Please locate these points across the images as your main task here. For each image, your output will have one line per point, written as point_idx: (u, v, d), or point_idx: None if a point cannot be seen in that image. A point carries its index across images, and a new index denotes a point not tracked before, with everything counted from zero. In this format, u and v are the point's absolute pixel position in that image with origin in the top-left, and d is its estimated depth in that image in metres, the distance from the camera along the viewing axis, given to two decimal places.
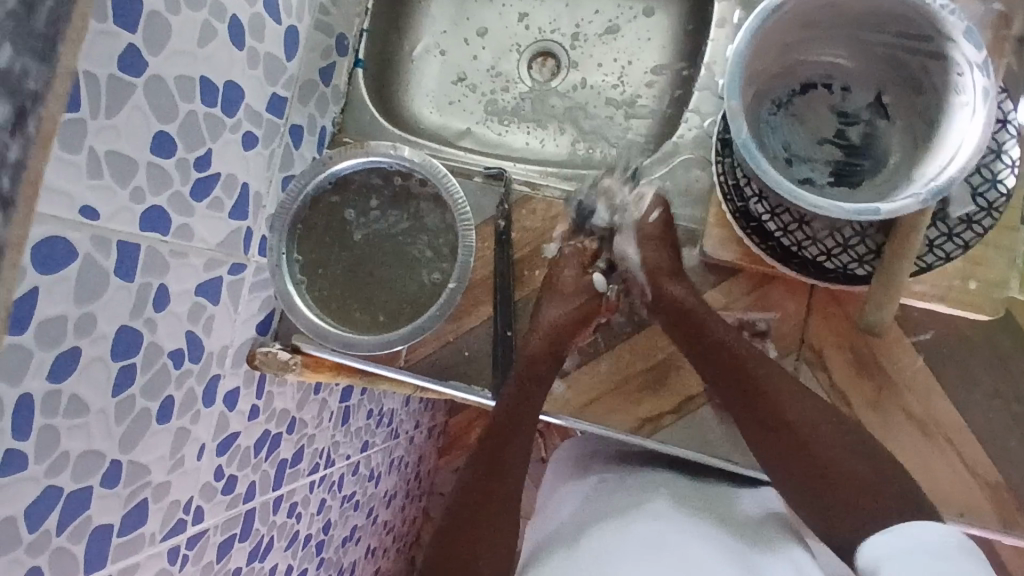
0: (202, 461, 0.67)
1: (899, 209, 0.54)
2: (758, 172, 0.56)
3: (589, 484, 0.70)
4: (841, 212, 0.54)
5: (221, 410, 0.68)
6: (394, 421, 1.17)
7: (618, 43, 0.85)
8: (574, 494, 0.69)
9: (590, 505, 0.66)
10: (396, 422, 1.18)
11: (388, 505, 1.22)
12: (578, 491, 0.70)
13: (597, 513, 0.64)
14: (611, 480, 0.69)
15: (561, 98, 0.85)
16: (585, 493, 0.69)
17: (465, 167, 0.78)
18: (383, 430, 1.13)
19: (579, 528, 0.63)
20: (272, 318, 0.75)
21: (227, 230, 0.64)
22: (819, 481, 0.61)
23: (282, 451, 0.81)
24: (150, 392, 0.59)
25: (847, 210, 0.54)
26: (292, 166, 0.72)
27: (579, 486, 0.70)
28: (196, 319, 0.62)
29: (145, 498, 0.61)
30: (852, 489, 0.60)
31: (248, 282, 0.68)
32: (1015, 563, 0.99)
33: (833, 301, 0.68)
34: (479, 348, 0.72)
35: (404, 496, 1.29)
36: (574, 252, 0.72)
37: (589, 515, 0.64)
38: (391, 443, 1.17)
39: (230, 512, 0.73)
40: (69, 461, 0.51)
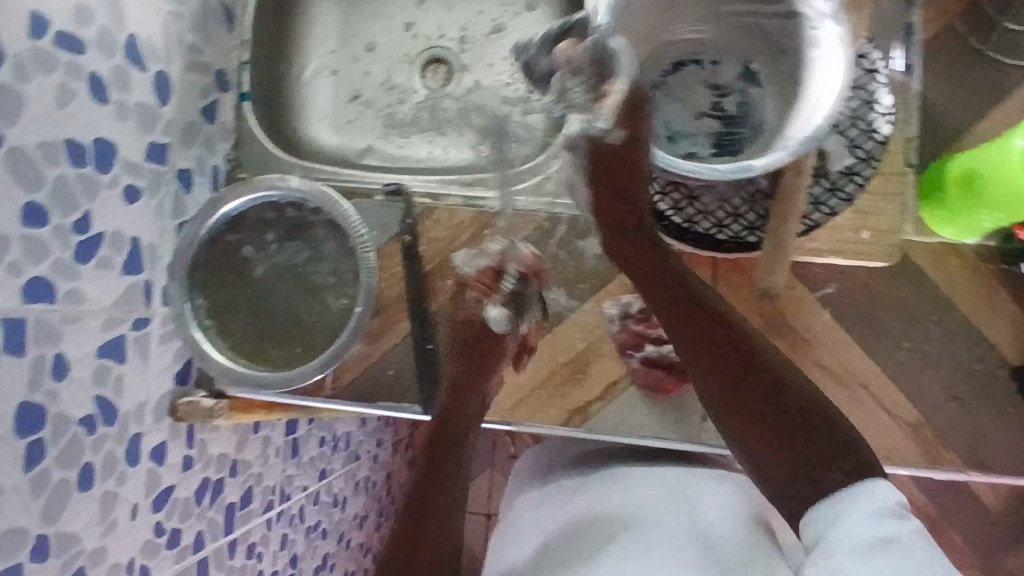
0: (137, 520, 0.66)
1: (771, 164, 0.56)
2: None
3: (534, 517, 0.68)
4: (716, 173, 0.56)
5: (149, 466, 0.68)
6: (352, 443, 1.17)
7: (504, 41, 0.85)
8: (520, 525, 0.69)
9: (550, 535, 0.65)
10: (354, 444, 1.18)
11: (361, 526, 1.22)
12: (522, 524, 0.69)
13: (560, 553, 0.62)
14: (550, 498, 0.69)
15: (455, 103, 0.85)
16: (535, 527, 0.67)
17: (366, 184, 0.78)
18: (341, 454, 1.13)
19: (547, 565, 0.62)
20: (191, 365, 0.74)
21: (121, 287, 0.63)
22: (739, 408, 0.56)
23: (228, 495, 0.81)
24: (65, 462, 0.58)
25: (722, 170, 0.56)
26: (186, 212, 0.72)
27: (532, 498, 0.71)
28: (103, 381, 0.61)
29: (81, 566, 0.60)
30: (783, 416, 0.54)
31: (156, 334, 0.68)
32: (982, 492, 1.02)
33: (737, 270, 0.69)
34: (404, 366, 0.72)
35: (376, 516, 1.29)
36: (474, 279, 0.72)
37: (551, 550, 0.63)
38: (352, 466, 1.17)
39: (179, 566, 0.73)
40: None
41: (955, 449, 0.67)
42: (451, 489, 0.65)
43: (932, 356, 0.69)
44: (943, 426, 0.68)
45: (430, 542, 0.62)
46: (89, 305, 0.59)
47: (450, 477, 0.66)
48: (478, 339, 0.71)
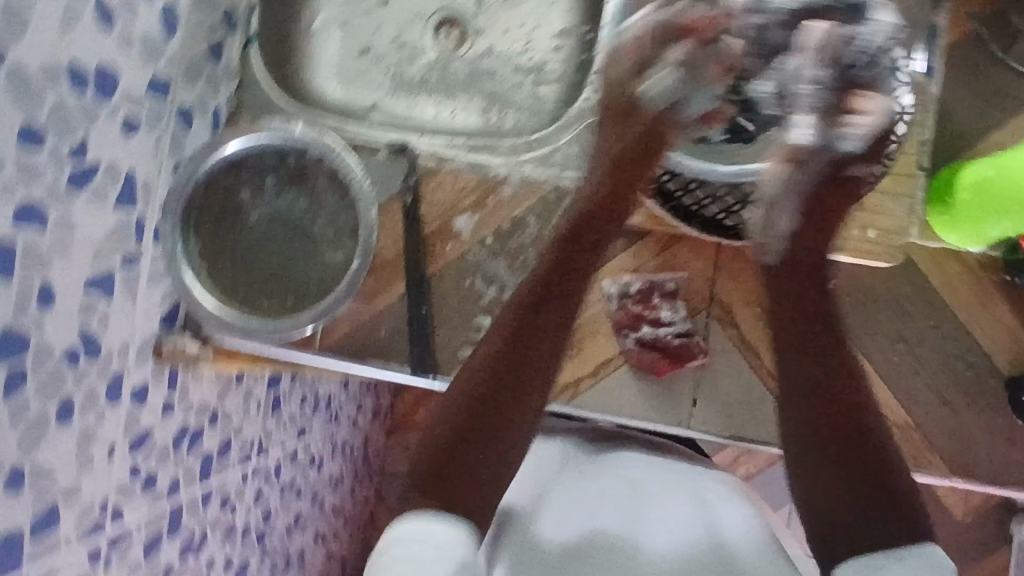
0: (113, 459, 0.65)
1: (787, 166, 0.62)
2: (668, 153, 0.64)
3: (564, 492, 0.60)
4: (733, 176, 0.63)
5: (129, 407, 0.67)
6: (333, 405, 1.16)
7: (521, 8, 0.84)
8: (539, 490, 0.60)
9: (561, 496, 0.59)
10: (335, 406, 1.17)
11: (335, 489, 1.22)
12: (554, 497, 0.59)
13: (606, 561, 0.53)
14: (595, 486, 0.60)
15: (465, 67, 0.83)
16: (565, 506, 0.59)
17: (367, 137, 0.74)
18: (322, 415, 1.12)
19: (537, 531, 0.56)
20: (177, 310, 0.73)
21: (113, 221, 0.61)
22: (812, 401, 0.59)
23: (206, 444, 0.80)
24: (47, 393, 0.56)
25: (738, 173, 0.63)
26: (183, 151, 0.70)
27: (548, 455, 0.64)
28: (88, 316, 0.60)
29: (55, 501, 0.59)
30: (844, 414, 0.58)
31: (145, 273, 0.66)
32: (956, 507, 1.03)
33: (736, 258, 0.69)
34: (395, 328, 0.72)
35: (351, 480, 1.28)
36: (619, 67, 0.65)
37: (550, 515, 0.57)
38: (331, 428, 1.16)
39: (153, 509, 0.72)
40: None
41: (938, 453, 0.68)
42: (518, 413, 0.60)
43: (921, 359, 0.70)
44: (930, 429, 0.68)
45: (473, 454, 0.57)
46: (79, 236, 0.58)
47: (507, 400, 0.61)
48: (555, 268, 0.67)
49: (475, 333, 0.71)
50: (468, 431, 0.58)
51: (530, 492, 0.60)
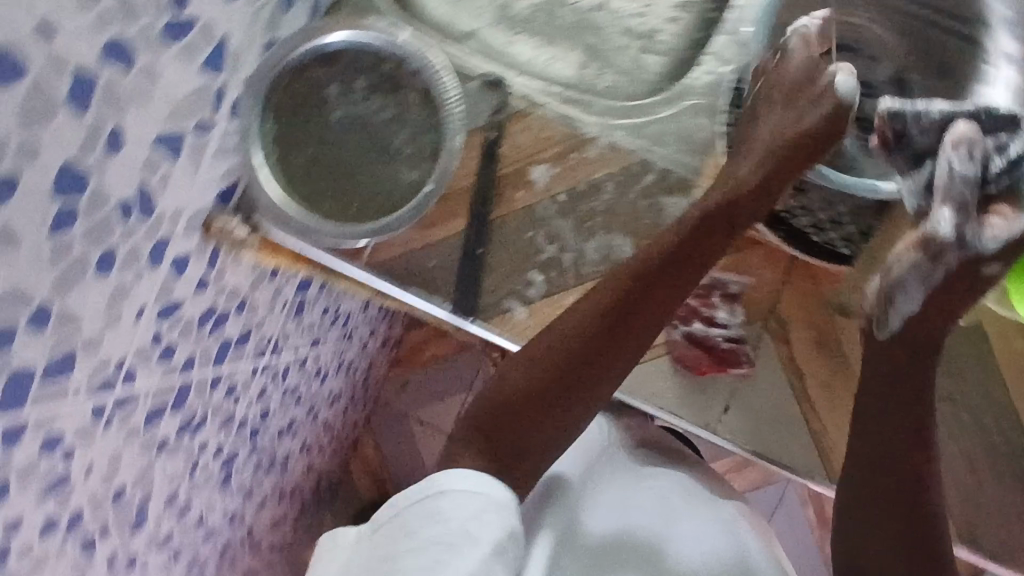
0: (140, 322, 0.64)
1: None
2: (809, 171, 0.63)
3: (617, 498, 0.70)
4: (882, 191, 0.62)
5: (167, 274, 0.65)
6: (350, 323, 1.15)
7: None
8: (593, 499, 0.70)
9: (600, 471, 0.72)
10: (351, 325, 1.16)
11: (331, 405, 1.21)
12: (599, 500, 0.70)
13: (644, 514, 0.69)
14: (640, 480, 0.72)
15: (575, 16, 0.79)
16: (617, 510, 0.70)
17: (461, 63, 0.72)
18: (337, 330, 1.11)
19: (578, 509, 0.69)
20: (235, 189, 0.69)
21: (196, 83, 0.59)
22: (866, 466, 0.61)
23: (228, 330, 0.79)
24: (92, 239, 0.55)
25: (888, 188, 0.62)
26: (279, 30, 0.67)
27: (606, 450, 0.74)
28: (150, 172, 0.58)
29: (75, 348, 0.58)
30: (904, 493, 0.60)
31: (214, 144, 0.64)
32: None
33: (809, 275, 0.66)
34: (446, 261, 0.70)
35: (347, 400, 1.28)
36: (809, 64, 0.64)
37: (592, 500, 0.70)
38: (343, 346, 1.16)
39: (164, 380, 0.72)
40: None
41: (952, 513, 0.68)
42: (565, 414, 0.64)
43: (963, 424, 0.69)
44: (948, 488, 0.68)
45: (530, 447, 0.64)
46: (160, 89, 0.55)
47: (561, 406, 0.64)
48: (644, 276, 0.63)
49: (526, 287, 0.69)
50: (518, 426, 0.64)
51: (574, 506, 0.69)
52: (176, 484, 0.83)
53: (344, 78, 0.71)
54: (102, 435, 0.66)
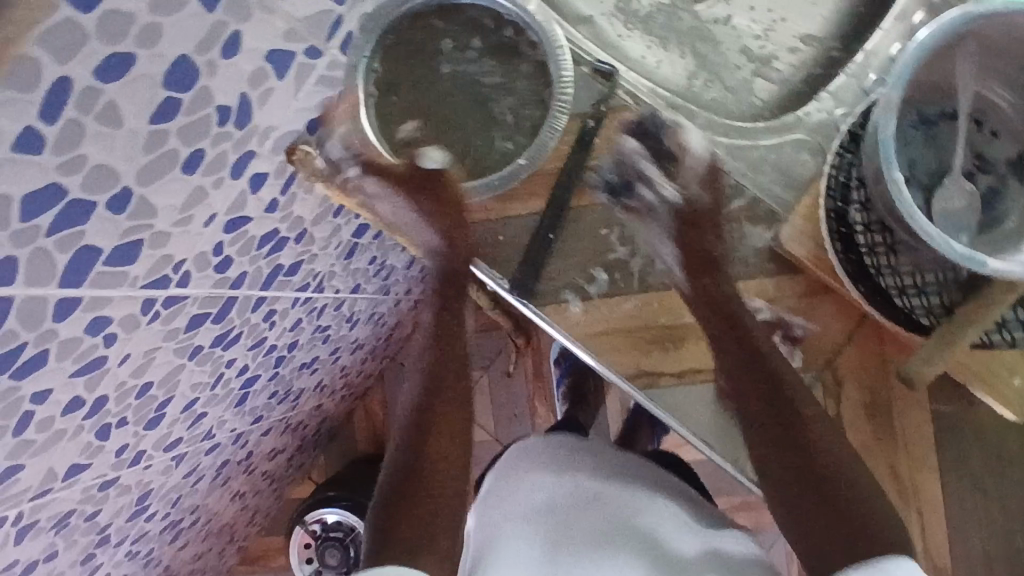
0: (207, 229, 0.64)
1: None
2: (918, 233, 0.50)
3: (555, 487, 0.65)
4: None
5: (243, 188, 0.65)
6: (390, 277, 1.15)
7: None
8: (548, 489, 0.65)
9: (562, 472, 0.67)
10: (391, 279, 1.16)
11: (353, 353, 1.22)
12: (518, 515, 0.63)
13: (594, 515, 0.62)
14: (555, 482, 0.66)
15: (693, 24, 0.77)
16: (557, 498, 0.64)
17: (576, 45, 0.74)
18: (377, 281, 1.11)
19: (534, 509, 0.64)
20: (324, 121, 0.70)
21: (317, 6, 0.59)
22: (792, 475, 0.56)
23: (282, 257, 0.79)
24: (186, 137, 0.55)
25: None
26: None
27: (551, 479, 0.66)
28: (255, 85, 0.58)
29: (142, 239, 0.58)
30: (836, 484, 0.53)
31: (318, 71, 0.64)
32: None
33: (877, 338, 0.65)
34: (516, 238, 0.70)
35: (368, 352, 1.28)
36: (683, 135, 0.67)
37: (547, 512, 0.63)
38: (379, 297, 1.16)
39: (214, 291, 0.72)
40: (85, 170, 0.47)
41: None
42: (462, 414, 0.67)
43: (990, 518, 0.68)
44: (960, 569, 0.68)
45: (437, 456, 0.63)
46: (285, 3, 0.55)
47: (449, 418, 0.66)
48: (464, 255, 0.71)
49: (586, 282, 0.68)
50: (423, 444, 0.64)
51: (503, 495, 0.66)
52: (197, 393, 0.83)
53: (459, 37, 0.74)
54: (145, 330, 0.66)
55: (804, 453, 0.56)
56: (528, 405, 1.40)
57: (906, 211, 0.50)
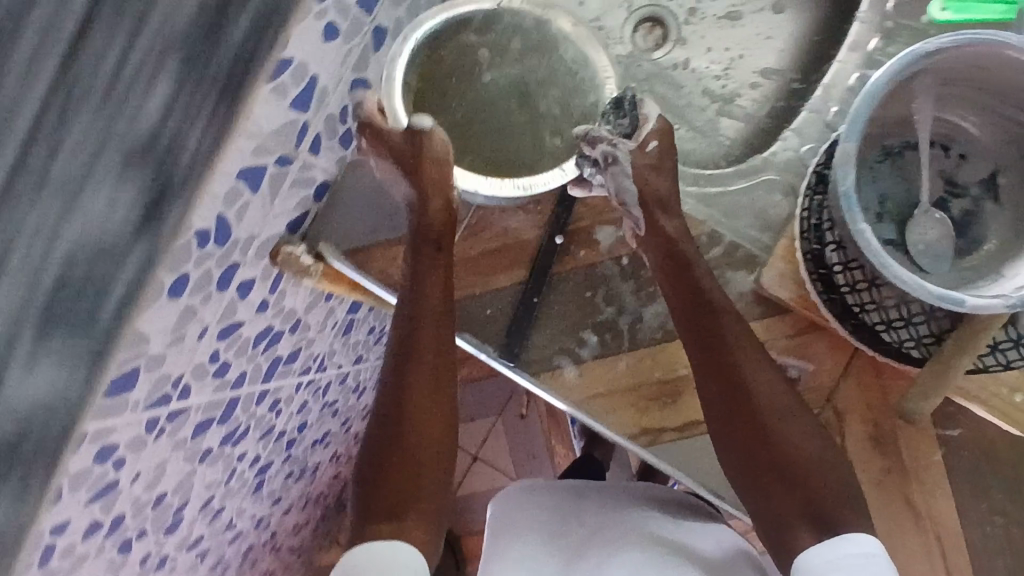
0: (201, 342, 0.65)
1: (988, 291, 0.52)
2: (891, 275, 0.50)
3: (557, 499, 0.74)
4: (993, 306, 0.49)
5: (232, 297, 0.66)
6: None
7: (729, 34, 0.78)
8: (548, 498, 0.74)
9: (561, 490, 0.76)
10: None
11: (364, 418, 1.23)
12: (523, 534, 0.69)
13: (580, 529, 0.71)
14: (554, 506, 0.73)
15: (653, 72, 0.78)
16: (560, 505, 0.73)
17: (561, 93, 0.74)
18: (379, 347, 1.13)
19: (543, 509, 0.72)
20: (306, 218, 0.72)
21: (284, 120, 0.59)
22: (770, 473, 0.60)
23: (280, 348, 0.81)
24: (169, 267, 0.56)
25: (997, 304, 0.49)
26: (366, 69, 0.68)
27: (553, 494, 0.75)
28: (230, 204, 0.59)
29: (138, 366, 0.59)
30: (821, 492, 0.58)
31: (290, 175, 0.65)
32: None
33: (872, 371, 0.65)
34: (502, 310, 0.70)
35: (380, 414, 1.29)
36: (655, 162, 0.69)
37: (550, 513, 0.72)
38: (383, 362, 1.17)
39: (216, 395, 0.73)
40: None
41: None
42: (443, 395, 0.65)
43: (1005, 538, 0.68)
44: None
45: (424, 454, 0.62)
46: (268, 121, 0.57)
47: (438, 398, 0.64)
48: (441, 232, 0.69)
49: (578, 346, 0.69)
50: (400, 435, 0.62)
51: (513, 501, 0.73)
52: (213, 490, 0.84)
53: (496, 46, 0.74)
54: (153, 446, 0.67)
55: (772, 458, 0.60)
56: (546, 447, 1.39)
57: (879, 260, 0.50)
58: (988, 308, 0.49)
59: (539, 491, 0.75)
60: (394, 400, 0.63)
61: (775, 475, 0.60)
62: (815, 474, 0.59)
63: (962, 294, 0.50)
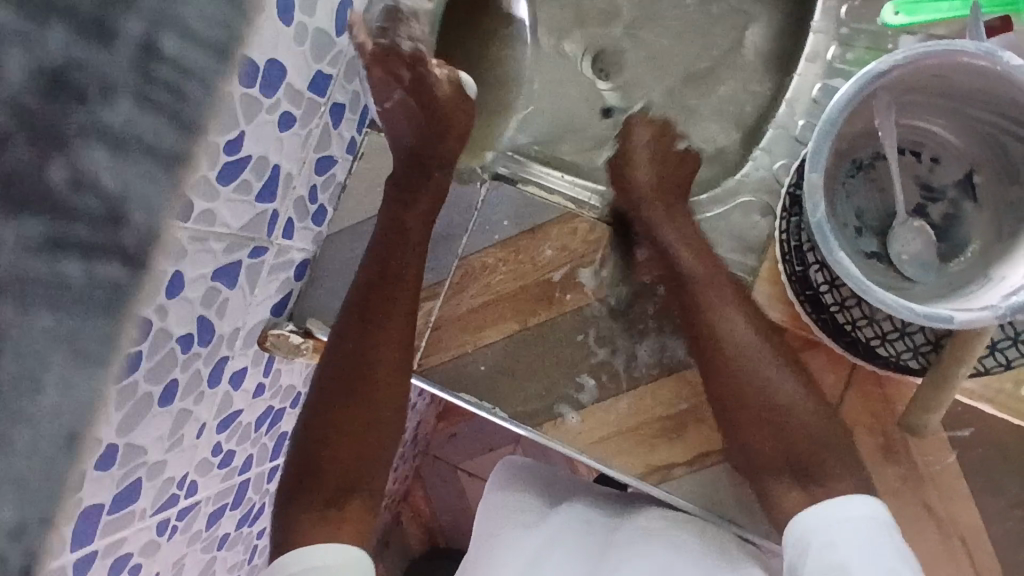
0: (201, 439, 0.65)
1: (981, 297, 0.51)
2: (877, 301, 0.49)
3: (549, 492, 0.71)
4: (982, 318, 0.49)
5: (226, 389, 0.66)
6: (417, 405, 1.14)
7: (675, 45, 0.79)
8: (534, 488, 0.71)
9: (554, 482, 0.73)
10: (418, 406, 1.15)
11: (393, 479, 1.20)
12: (507, 525, 0.67)
13: (579, 517, 0.67)
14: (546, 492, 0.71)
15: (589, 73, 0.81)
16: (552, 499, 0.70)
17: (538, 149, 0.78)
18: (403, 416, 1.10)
19: (535, 503, 0.69)
20: (289, 299, 0.72)
21: (251, 213, 0.60)
22: (760, 429, 0.61)
23: (284, 424, 0.81)
24: (155, 377, 0.56)
25: (987, 315, 0.49)
26: (328, 146, 0.68)
27: (545, 488, 0.71)
28: (209, 304, 0.59)
29: (139, 476, 0.59)
30: (809, 453, 0.60)
31: (267, 263, 0.66)
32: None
33: (874, 381, 0.64)
34: (496, 365, 0.70)
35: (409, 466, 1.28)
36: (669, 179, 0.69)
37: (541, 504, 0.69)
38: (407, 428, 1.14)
39: (224, 484, 0.73)
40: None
41: None
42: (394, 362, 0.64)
43: None
44: None
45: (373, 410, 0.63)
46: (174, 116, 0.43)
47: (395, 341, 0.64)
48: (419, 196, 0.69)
49: (576, 391, 0.68)
50: (358, 389, 0.63)
51: (498, 499, 0.70)
52: (236, 572, 0.84)
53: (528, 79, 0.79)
54: (168, 546, 0.67)
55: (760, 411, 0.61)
56: None
57: (860, 286, 0.50)
58: (977, 321, 0.49)
59: (529, 481, 0.72)
60: (345, 381, 0.62)
61: (770, 428, 0.61)
62: (801, 424, 0.60)
63: (951, 310, 0.49)
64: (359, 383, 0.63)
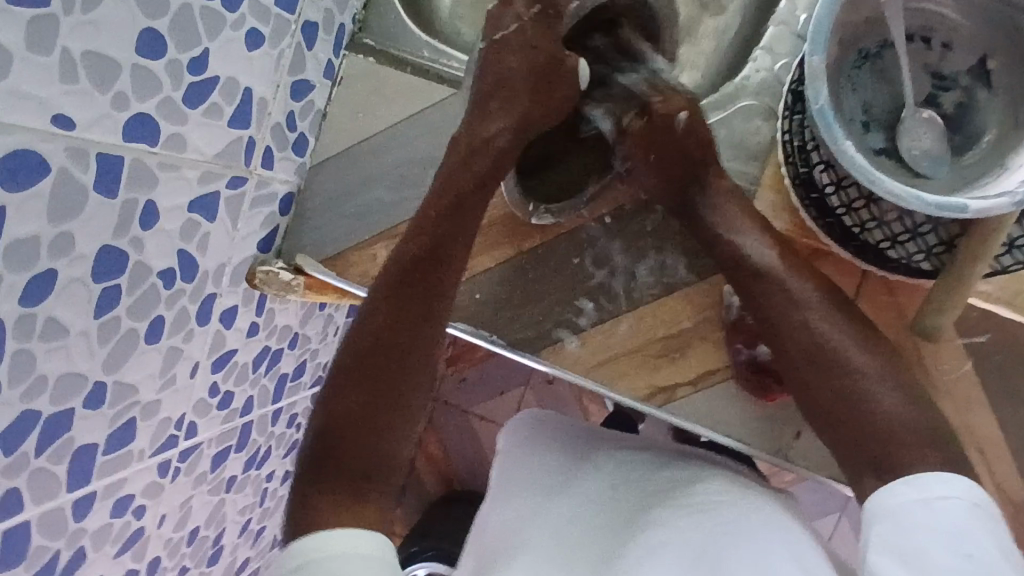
0: (195, 378, 0.64)
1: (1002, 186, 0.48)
2: (885, 192, 0.46)
3: (575, 465, 0.66)
4: (999, 207, 0.45)
5: (217, 327, 0.65)
6: None
7: None
8: (554, 459, 0.67)
9: (576, 449, 0.69)
10: None
11: None
12: (527, 501, 0.63)
13: (597, 482, 0.63)
14: (565, 458, 0.67)
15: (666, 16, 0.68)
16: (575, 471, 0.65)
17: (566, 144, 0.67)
18: None
19: (559, 477, 0.65)
20: (276, 235, 0.70)
21: (226, 140, 0.58)
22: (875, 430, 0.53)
23: (283, 366, 0.80)
24: (137, 312, 0.55)
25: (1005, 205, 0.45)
26: (303, 69, 0.66)
27: (564, 459, 0.67)
28: (189, 236, 0.57)
29: (134, 416, 0.58)
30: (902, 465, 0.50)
31: (249, 195, 0.64)
32: None
33: (884, 289, 0.62)
34: (492, 292, 0.67)
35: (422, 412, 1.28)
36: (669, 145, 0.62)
37: (561, 477, 0.65)
38: None
39: (225, 426, 0.72)
40: (35, 327, 0.46)
41: None
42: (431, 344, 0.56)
43: None
44: None
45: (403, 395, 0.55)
46: (108, 14, 0.44)
47: (430, 306, 0.57)
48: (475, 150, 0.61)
49: (575, 316, 0.66)
50: (386, 379, 0.54)
51: (522, 470, 0.67)
52: (247, 515, 0.84)
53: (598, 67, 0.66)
54: (171, 488, 0.67)
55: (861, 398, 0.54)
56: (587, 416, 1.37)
57: (868, 177, 0.46)
58: (994, 210, 0.45)
59: (551, 447, 0.68)
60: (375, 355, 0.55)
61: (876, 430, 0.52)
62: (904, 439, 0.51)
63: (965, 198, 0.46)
64: (401, 357, 0.55)
